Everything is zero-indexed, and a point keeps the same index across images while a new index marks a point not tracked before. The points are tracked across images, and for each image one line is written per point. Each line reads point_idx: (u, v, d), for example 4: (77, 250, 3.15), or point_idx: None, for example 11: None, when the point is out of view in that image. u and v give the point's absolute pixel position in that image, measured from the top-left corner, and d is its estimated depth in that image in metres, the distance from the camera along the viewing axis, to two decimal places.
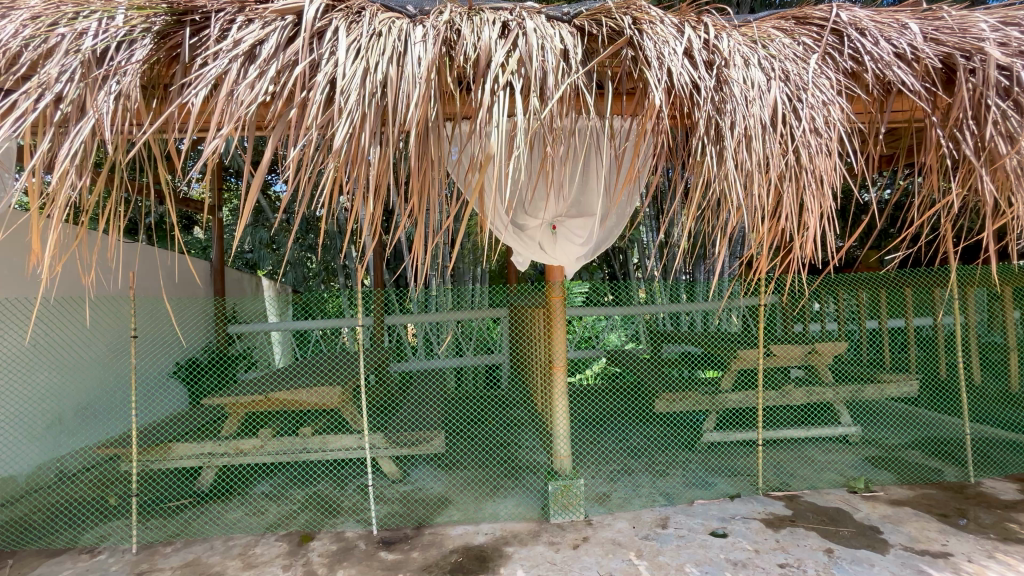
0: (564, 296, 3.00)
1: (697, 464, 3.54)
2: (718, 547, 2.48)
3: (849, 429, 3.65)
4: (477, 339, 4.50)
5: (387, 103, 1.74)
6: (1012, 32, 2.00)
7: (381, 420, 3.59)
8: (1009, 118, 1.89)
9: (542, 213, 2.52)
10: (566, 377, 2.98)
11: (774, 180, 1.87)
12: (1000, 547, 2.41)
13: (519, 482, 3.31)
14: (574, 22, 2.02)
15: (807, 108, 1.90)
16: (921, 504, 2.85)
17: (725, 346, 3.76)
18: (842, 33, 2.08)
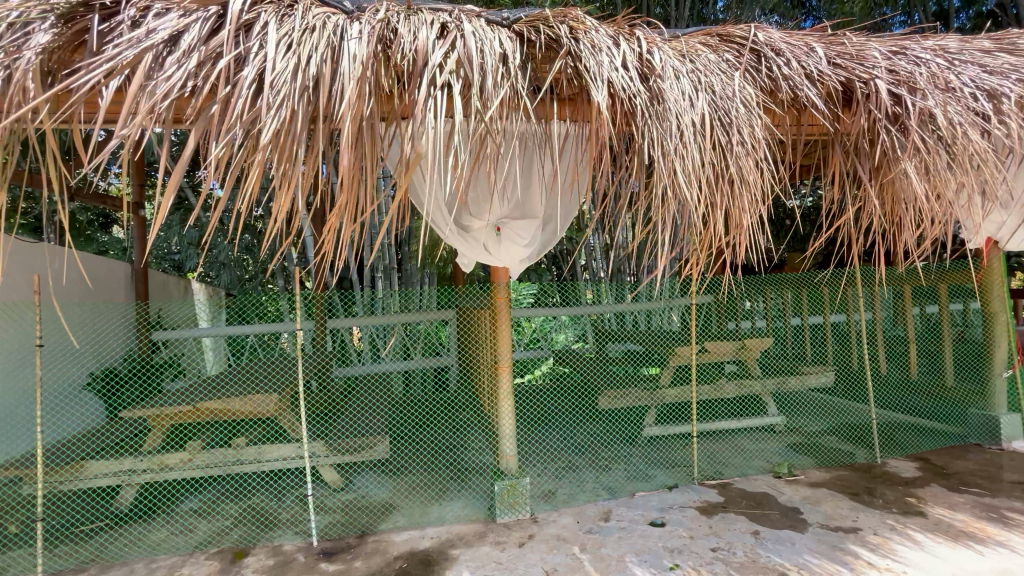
0: (509, 297, 3.03)
1: (639, 458, 3.69)
2: (656, 536, 2.59)
3: (775, 419, 3.89)
4: (424, 342, 4.40)
5: (321, 101, 1.72)
6: (899, 61, 2.24)
7: (322, 428, 3.48)
8: (895, 137, 2.14)
9: (487, 215, 2.52)
10: (511, 377, 3.03)
11: (702, 187, 1.99)
12: (900, 519, 2.67)
13: (465, 484, 3.31)
14: (514, 27, 2.05)
15: (730, 120, 2.04)
16: (836, 485, 3.12)
17: (664, 343, 3.93)
18: (760, 51, 2.24)
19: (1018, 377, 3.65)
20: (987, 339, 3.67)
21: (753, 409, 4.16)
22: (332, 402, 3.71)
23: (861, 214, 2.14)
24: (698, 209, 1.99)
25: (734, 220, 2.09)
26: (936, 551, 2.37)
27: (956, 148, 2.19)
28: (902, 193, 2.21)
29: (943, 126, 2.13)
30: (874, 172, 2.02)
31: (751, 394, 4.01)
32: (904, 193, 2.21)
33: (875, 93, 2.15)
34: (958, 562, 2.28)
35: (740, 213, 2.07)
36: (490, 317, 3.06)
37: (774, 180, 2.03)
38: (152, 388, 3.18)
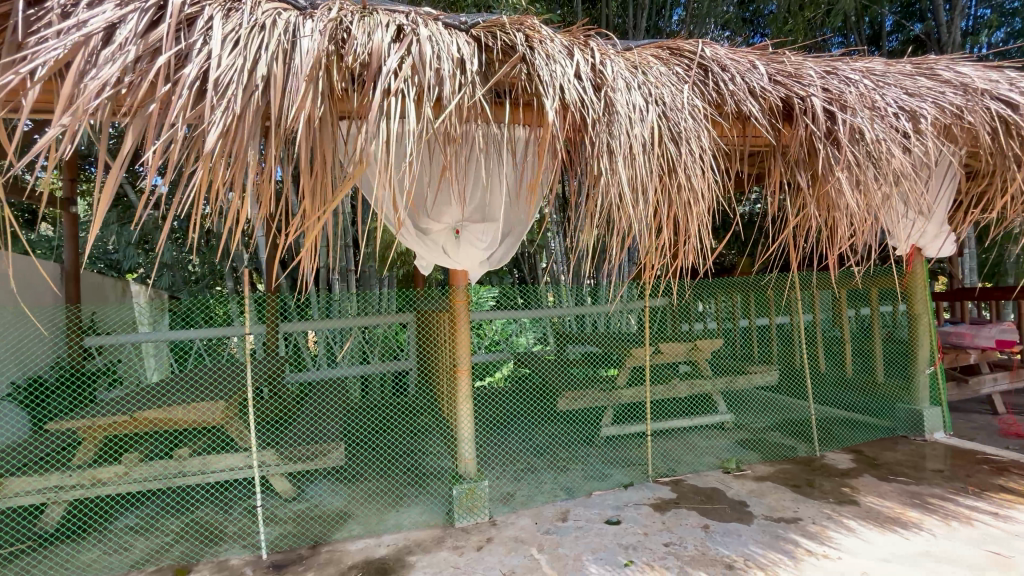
0: (468, 301, 3.03)
1: (596, 457, 3.76)
2: (612, 534, 2.64)
3: (725, 416, 4.07)
4: (382, 346, 4.31)
5: (270, 101, 1.68)
6: (832, 81, 2.41)
7: (272, 436, 3.36)
8: (825, 153, 2.32)
9: (445, 218, 2.52)
10: (470, 380, 3.03)
11: (652, 195, 2.08)
12: (836, 509, 2.85)
13: (424, 489, 3.27)
14: (472, 31, 2.05)
15: (678, 132, 2.13)
16: (779, 478, 3.29)
17: (621, 344, 4.03)
18: (707, 66, 2.35)
19: (938, 373, 3.97)
20: (911, 338, 3.98)
21: (704, 408, 4.33)
22: (285, 409, 3.58)
23: (799, 221, 2.29)
24: (647, 216, 2.08)
25: (682, 227, 2.19)
26: (867, 538, 2.53)
27: (880, 164, 2.38)
28: (833, 204, 2.38)
29: (867, 144, 2.32)
30: (809, 184, 2.18)
31: (703, 393, 4.17)
32: (838, 203, 2.37)
33: (810, 111, 2.31)
34: (886, 547, 2.45)
35: (687, 221, 2.18)
36: (449, 320, 3.05)
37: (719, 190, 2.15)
38: (84, 397, 2.97)
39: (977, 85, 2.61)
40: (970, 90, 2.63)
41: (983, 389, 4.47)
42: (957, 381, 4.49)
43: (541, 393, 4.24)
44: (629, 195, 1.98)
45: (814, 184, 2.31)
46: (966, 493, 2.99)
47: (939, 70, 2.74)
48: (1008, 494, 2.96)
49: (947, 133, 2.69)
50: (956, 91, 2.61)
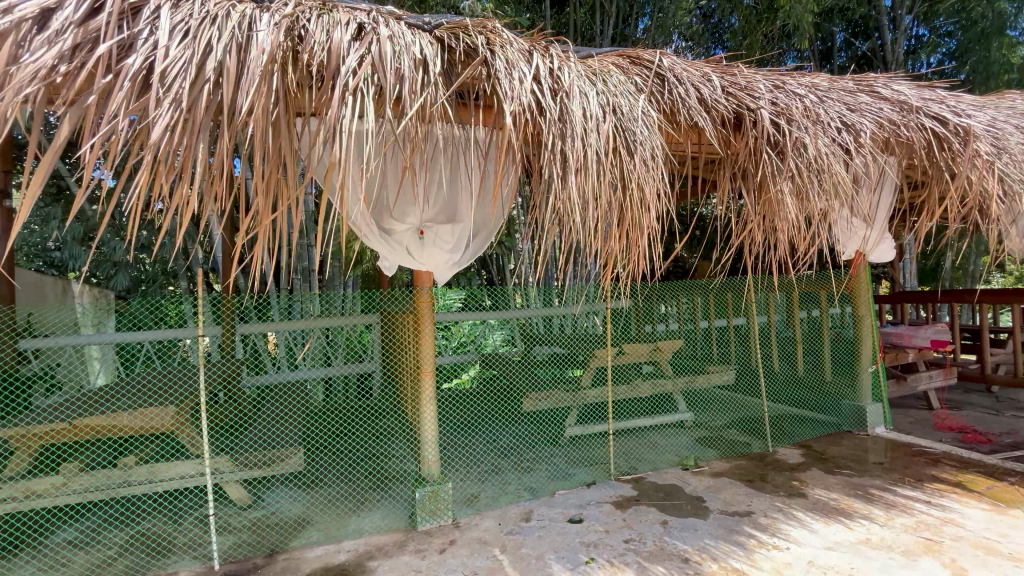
0: (433, 302, 3.02)
1: (560, 457, 3.80)
2: (574, 533, 2.68)
3: (685, 415, 4.19)
4: (346, 347, 4.22)
5: (222, 96, 1.64)
6: (780, 95, 2.53)
7: (227, 442, 3.25)
8: (773, 163, 2.44)
9: (409, 219, 2.50)
10: (434, 383, 3.01)
11: (604, 206, 2.16)
12: (786, 502, 2.98)
13: (387, 494, 3.23)
14: (435, 32, 2.05)
15: (635, 139, 2.20)
16: (735, 473, 3.42)
17: (585, 344, 4.09)
18: (664, 76, 2.43)
19: (879, 372, 4.22)
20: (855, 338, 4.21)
21: (666, 407, 4.44)
22: (241, 414, 3.44)
23: (750, 224, 2.43)
24: (600, 222, 2.17)
25: (632, 234, 2.29)
26: (814, 528, 2.67)
27: (824, 173, 2.51)
28: (781, 211, 2.50)
29: (813, 155, 2.46)
30: (757, 193, 2.31)
31: (664, 392, 4.27)
32: (784, 211, 2.50)
33: (758, 124, 2.43)
34: (831, 536, 2.58)
35: (636, 230, 2.29)
36: (413, 322, 3.02)
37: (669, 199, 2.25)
38: (17, 405, 2.79)
39: (911, 102, 2.80)
40: (904, 107, 2.82)
41: (920, 385, 4.76)
42: (897, 378, 4.77)
43: (507, 394, 4.25)
44: (582, 203, 2.05)
45: (762, 192, 2.44)
46: (904, 483, 3.18)
47: (877, 87, 2.92)
48: (940, 483, 3.17)
49: (885, 146, 2.87)
50: (893, 108, 2.79)
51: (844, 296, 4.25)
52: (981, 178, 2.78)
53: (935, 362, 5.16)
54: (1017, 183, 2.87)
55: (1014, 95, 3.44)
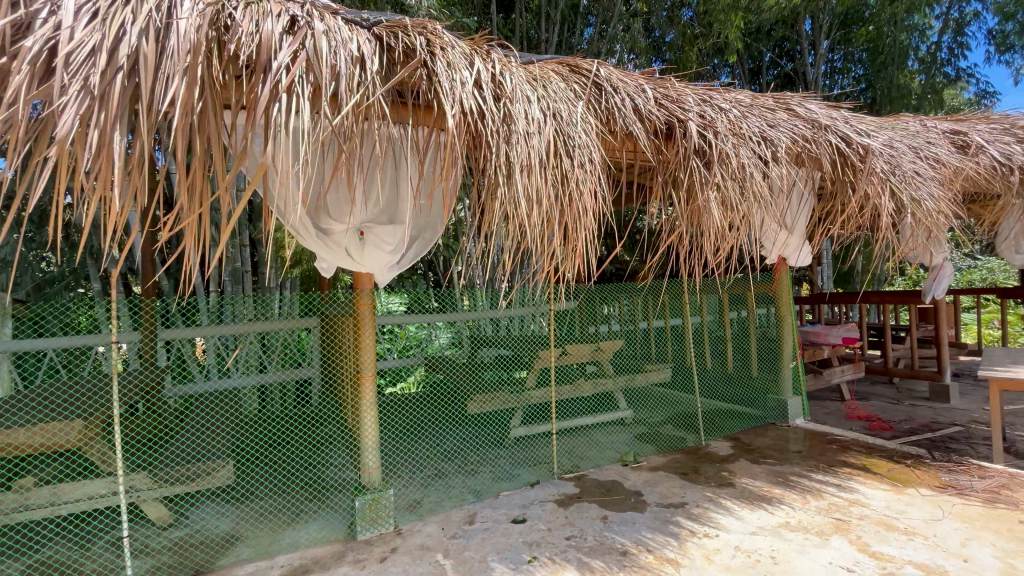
0: (373, 304, 2.94)
1: (505, 459, 3.82)
2: (517, 533, 2.70)
3: (625, 413, 4.35)
4: (283, 352, 4.03)
5: (137, 86, 1.53)
6: (707, 111, 2.69)
7: (145, 457, 3.01)
8: (701, 171, 2.60)
9: (348, 218, 2.43)
10: (375, 388, 2.94)
11: (545, 207, 2.19)
12: (717, 491, 3.16)
13: (324, 504, 3.11)
14: (373, 30, 2.02)
15: (573, 144, 2.27)
16: (670, 467, 3.59)
17: (530, 346, 4.09)
18: (601, 85, 2.52)
19: (799, 366, 4.58)
20: (779, 336, 4.53)
21: (608, 406, 4.58)
22: (163, 426, 3.20)
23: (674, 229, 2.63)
24: (540, 222, 2.20)
25: (569, 236, 2.34)
26: (740, 515, 2.85)
27: (745, 183, 2.71)
28: (707, 217, 2.66)
29: (736, 166, 2.64)
30: (682, 201, 2.48)
31: (606, 391, 4.40)
32: (708, 219, 2.67)
33: (685, 136, 2.59)
34: (755, 521, 2.77)
35: (576, 232, 2.34)
36: (353, 325, 2.94)
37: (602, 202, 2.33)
38: None
39: (821, 120, 3.07)
40: (816, 125, 3.09)
41: (834, 378, 5.20)
42: (814, 373, 5.18)
43: (451, 397, 4.24)
44: (523, 205, 2.08)
45: (687, 199, 2.60)
46: (818, 469, 3.47)
47: (793, 105, 3.16)
48: (849, 468, 3.48)
49: (799, 159, 3.13)
50: (806, 125, 3.05)
51: (768, 298, 4.57)
52: (878, 192, 3.10)
53: (847, 357, 5.65)
54: (909, 196, 3.22)
55: (908, 118, 3.87)
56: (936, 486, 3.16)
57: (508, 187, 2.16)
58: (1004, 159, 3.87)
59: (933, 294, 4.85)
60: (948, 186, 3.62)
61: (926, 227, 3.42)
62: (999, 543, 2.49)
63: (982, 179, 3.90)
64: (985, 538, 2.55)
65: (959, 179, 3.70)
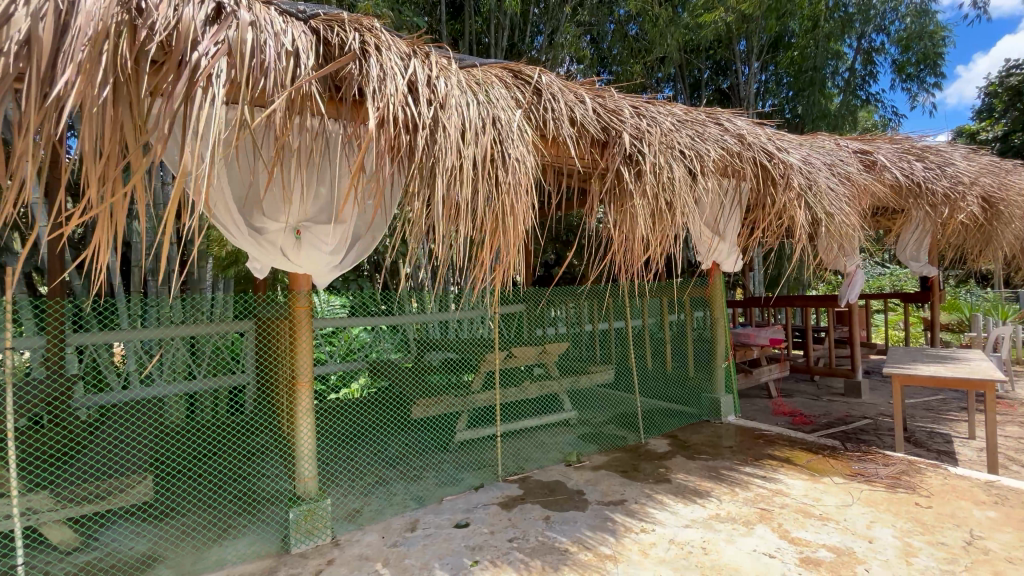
0: (311, 307, 2.84)
1: (449, 463, 3.78)
2: (459, 537, 2.68)
3: (569, 414, 4.40)
4: (214, 358, 3.79)
5: (34, 70, 1.41)
6: (641, 124, 2.81)
7: (48, 476, 2.73)
8: (634, 181, 2.72)
9: (284, 218, 2.33)
10: (312, 394, 2.83)
11: (476, 215, 2.22)
12: (654, 488, 3.29)
13: (255, 518, 2.95)
14: (310, 23, 2.00)
15: (511, 152, 2.30)
16: (611, 465, 3.70)
17: (477, 349, 4.04)
18: (542, 93, 2.57)
19: (730, 366, 4.86)
20: (713, 338, 4.78)
21: (552, 408, 4.60)
22: (71, 440, 2.93)
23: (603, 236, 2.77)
24: (468, 230, 2.23)
25: (505, 241, 2.36)
26: (675, 509, 2.98)
27: (675, 194, 2.88)
28: (637, 225, 2.79)
29: (666, 178, 2.79)
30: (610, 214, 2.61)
31: (551, 393, 4.44)
32: (637, 228, 2.80)
33: (620, 148, 2.71)
34: (688, 515, 2.90)
35: (510, 238, 2.36)
36: (288, 328, 2.81)
37: (535, 210, 2.38)
38: None
39: (747, 137, 3.28)
40: (743, 141, 3.30)
41: (763, 377, 5.55)
42: (744, 372, 5.52)
43: (395, 402, 4.16)
44: (449, 214, 2.10)
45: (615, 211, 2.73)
46: (746, 463, 3.69)
47: (722, 121, 3.36)
48: (773, 460, 3.73)
49: (727, 172, 3.33)
50: (734, 140, 3.26)
51: (702, 302, 4.83)
52: (794, 206, 3.37)
53: (774, 357, 6.06)
54: (823, 209, 3.51)
55: (825, 137, 4.21)
56: (848, 474, 3.46)
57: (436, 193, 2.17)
58: (904, 177, 4.30)
59: (847, 298, 5.30)
60: (858, 200, 3.98)
61: (838, 238, 3.74)
62: (898, 524, 2.75)
63: (886, 194, 4.31)
64: (887, 520, 2.80)
65: (866, 194, 4.08)
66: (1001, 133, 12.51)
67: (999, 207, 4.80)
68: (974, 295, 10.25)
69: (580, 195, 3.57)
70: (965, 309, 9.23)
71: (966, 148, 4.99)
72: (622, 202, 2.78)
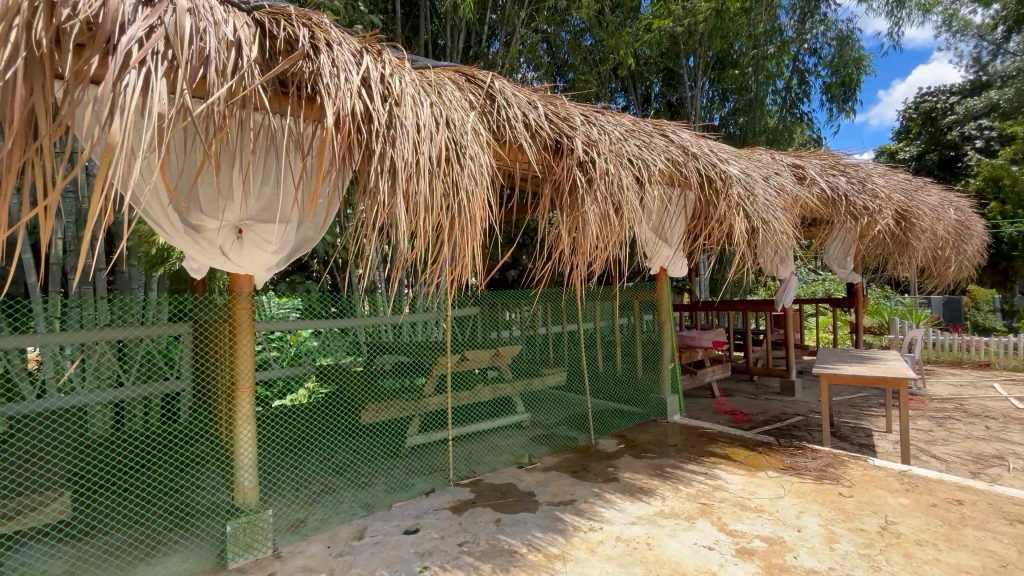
0: (253, 309, 2.72)
1: (400, 469, 3.71)
2: (409, 544, 2.64)
3: (522, 416, 4.44)
4: (145, 364, 3.56)
5: None
6: (591, 133, 2.89)
7: None
8: (585, 187, 2.80)
9: (223, 215, 2.23)
10: (253, 400, 2.71)
11: (431, 215, 2.20)
12: (603, 487, 3.37)
13: (190, 533, 2.79)
14: (254, 14, 1.94)
15: (464, 154, 2.30)
16: (562, 466, 3.76)
17: (429, 352, 3.99)
18: (495, 97, 2.60)
19: (676, 368, 5.07)
20: (660, 341, 4.96)
21: (505, 410, 4.62)
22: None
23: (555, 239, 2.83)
24: (420, 230, 2.20)
25: (459, 242, 2.34)
26: (622, 507, 3.07)
27: (623, 201, 2.98)
28: (587, 229, 2.86)
29: (614, 185, 2.89)
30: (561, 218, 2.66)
31: (503, 395, 4.46)
32: (588, 232, 2.87)
33: (570, 154, 2.78)
34: (634, 512, 3.00)
35: (464, 240, 2.35)
36: (229, 332, 2.69)
37: (490, 212, 2.39)
38: None
39: (691, 148, 3.45)
40: (687, 152, 3.46)
41: (706, 377, 5.81)
42: (690, 373, 5.76)
43: (343, 407, 4.04)
44: (401, 214, 2.07)
45: (565, 215, 2.80)
46: (689, 460, 3.86)
47: (668, 132, 3.51)
48: (714, 457, 3.92)
49: (673, 180, 3.48)
50: (678, 151, 3.41)
51: (651, 304, 5.00)
52: (733, 214, 3.57)
53: (716, 358, 6.36)
54: (760, 218, 3.73)
55: (762, 151, 4.48)
56: (780, 468, 3.68)
57: (388, 193, 2.14)
58: (831, 191, 4.66)
59: (782, 303, 5.65)
60: (790, 211, 4.26)
61: (773, 246, 3.98)
62: (823, 513, 2.96)
63: (816, 206, 4.65)
64: (813, 510, 3.01)
65: (798, 205, 4.37)
66: (915, 152, 13.82)
67: (913, 220, 5.28)
68: (892, 300, 11.24)
69: (533, 199, 3.60)
70: (885, 313, 10.07)
71: (885, 165, 5.45)
72: (572, 206, 2.86)
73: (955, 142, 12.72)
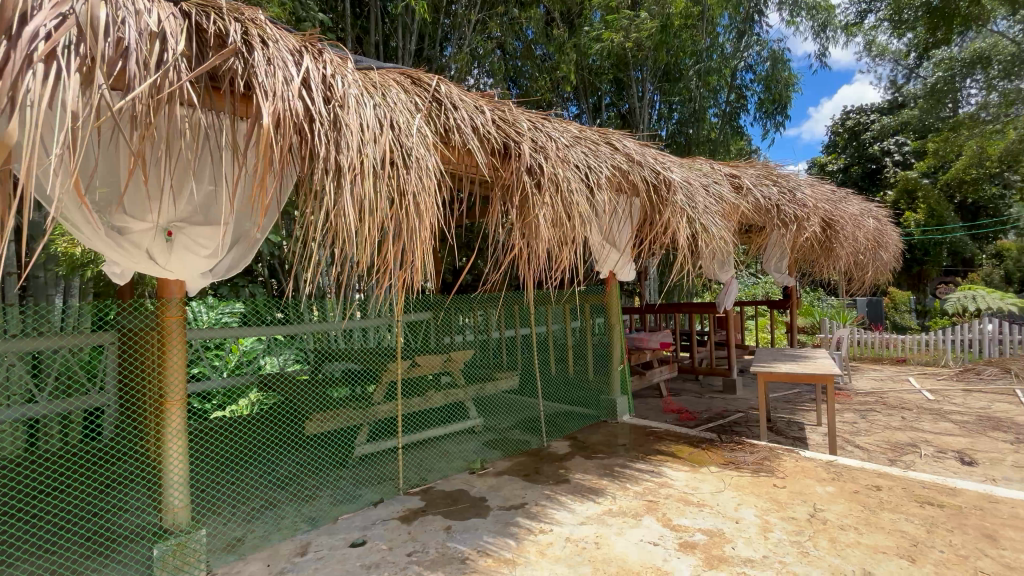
0: (184, 315, 2.56)
1: (347, 480, 3.60)
2: (355, 557, 2.57)
3: (474, 421, 4.45)
4: (62, 377, 3.27)
5: None
6: (539, 138, 2.94)
7: None
8: (534, 191, 2.83)
9: (150, 216, 2.09)
10: (184, 413, 2.54)
11: (378, 218, 2.15)
12: (554, 489, 3.41)
13: (112, 559, 2.58)
14: (181, 6, 1.85)
15: (411, 155, 2.27)
16: (515, 469, 3.77)
17: (379, 359, 3.91)
18: (441, 101, 2.60)
19: (626, 369, 5.25)
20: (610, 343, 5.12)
21: (457, 415, 4.60)
22: None
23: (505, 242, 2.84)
24: (366, 232, 2.13)
25: (409, 245, 2.29)
26: (572, 508, 3.12)
27: (572, 206, 3.03)
28: (536, 232, 2.89)
29: (562, 189, 2.94)
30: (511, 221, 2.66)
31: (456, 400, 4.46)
32: (539, 236, 2.89)
33: (519, 159, 2.81)
34: (584, 512, 3.05)
35: (412, 244, 2.29)
36: (156, 340, 2.51)
37: (439, 216, 2.36)
38: None
39: (636, 156, 3.58)
40: (632, 159, 3.59)
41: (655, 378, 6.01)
42: (639, 374, 5.94)
43: (287, 417, 3.88)
44: (347, 215, 2.01)
45: (514, 218, 2.82)
46: (638, 459, 3.97)
47: (614, 140, 3.62)
48: (660, 455, 4.06)
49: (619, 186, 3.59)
50: (623, 158, 3.53)
51: (601, 308, 5.14)
52: (677, 219, 3.72)
53: (664, 359, 6.60)
54: (701, 224, 3.91)
55: (702, 161, 4.72)
56: (721, 463, 3.86)
57: (334, 195, 2.07)
58: (765, 199, 4.95)
59: (724, 305, 5.93)
60: (728, 218, 4.49)
61: (714, 251, 4.17)
62: (759, 504, 3.13)
63: (751, 214, 4.94)
64: (750, 502, 3.17)
65: (736, 213, 4.61)
66: (841, 165, 14.96)
67: (837, 228, 5.69)
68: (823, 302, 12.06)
69: (484, 203, 3.60)
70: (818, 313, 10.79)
71: (813, 176, 5.87)
72: (523, 210, 2.88)
73: (875, 156, 13.92)
